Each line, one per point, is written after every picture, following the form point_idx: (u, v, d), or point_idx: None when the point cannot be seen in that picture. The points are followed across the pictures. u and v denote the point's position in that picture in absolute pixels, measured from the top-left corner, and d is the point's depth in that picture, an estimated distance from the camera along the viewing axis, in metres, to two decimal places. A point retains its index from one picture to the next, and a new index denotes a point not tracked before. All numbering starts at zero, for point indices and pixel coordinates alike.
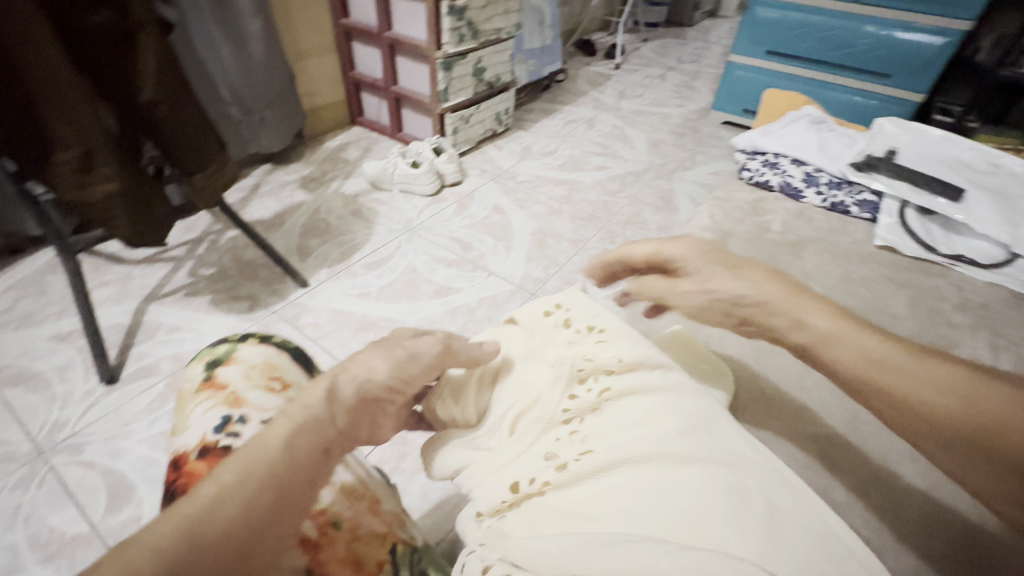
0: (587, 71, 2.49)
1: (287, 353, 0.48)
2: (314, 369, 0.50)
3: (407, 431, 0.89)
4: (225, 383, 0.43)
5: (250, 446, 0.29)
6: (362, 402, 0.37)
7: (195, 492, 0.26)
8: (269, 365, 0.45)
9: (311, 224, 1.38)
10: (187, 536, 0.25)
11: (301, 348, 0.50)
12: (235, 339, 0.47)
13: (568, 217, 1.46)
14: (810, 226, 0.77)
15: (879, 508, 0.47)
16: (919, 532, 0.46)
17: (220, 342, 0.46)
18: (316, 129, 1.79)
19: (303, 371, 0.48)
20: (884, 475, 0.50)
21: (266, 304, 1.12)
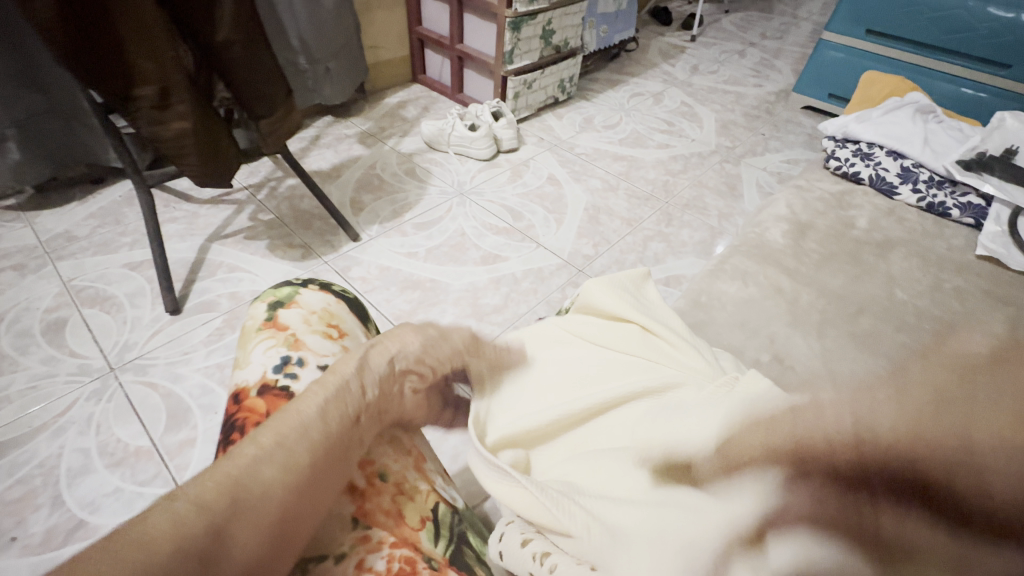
0: (660, 42, 2.35)
1: (346, 303, 0.49)
2: (369, 322, 0.50)
3: None
4: (286, 325, 0.43)
5: (284, 415, 0.31)
6: (394, 374, 0.37)
7: (237, 452, 0.29)
8: (328, 313, 0.46)
9: (365, 180, 1.39)
10: (231, 495, 0.27)
11: (359, 299, 0.51)
12: (297, 283, 0.48)
13: (624, 195, 1.40)
14: (901, 226, 0.69)
15: None
16: None
17: (283, 284, 0.47)
18: (378, 84, 1.79)
19: (359, 323, 0.48)
20: None
21: (318, 254, 1.15)
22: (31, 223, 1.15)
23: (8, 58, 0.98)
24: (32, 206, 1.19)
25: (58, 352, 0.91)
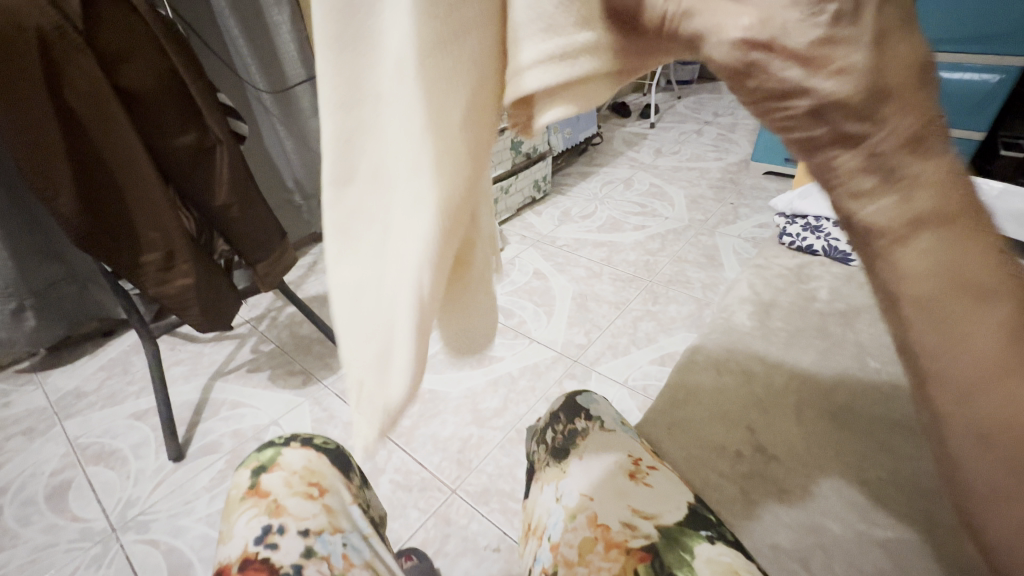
0: (623, 132, 2.57)
1: (326, 457, 0.52)
2: (351, 475, 0.53)
3: (450, 510, 0.88)
4: (268, 490, 0.47)
5: None
6: None
7: None
8: (309, 471, 0.49)
9: None
10: None
11: (338, 451, 0.54)
12: (280, 444, 0.52)
13: (608, 279, 1.46)
14: (862, 291, 0.73)
15: None
16: None
17: (266, 447, 0.51)
18: None
19: (339, 476, 0.51)
20: None
21: (318, 378, 1.18)
22: (43, 384, 1.19)
23: (31, 236, 1.08)
24: (45, 365, 1.24)
25: (60, 519, 0.90)
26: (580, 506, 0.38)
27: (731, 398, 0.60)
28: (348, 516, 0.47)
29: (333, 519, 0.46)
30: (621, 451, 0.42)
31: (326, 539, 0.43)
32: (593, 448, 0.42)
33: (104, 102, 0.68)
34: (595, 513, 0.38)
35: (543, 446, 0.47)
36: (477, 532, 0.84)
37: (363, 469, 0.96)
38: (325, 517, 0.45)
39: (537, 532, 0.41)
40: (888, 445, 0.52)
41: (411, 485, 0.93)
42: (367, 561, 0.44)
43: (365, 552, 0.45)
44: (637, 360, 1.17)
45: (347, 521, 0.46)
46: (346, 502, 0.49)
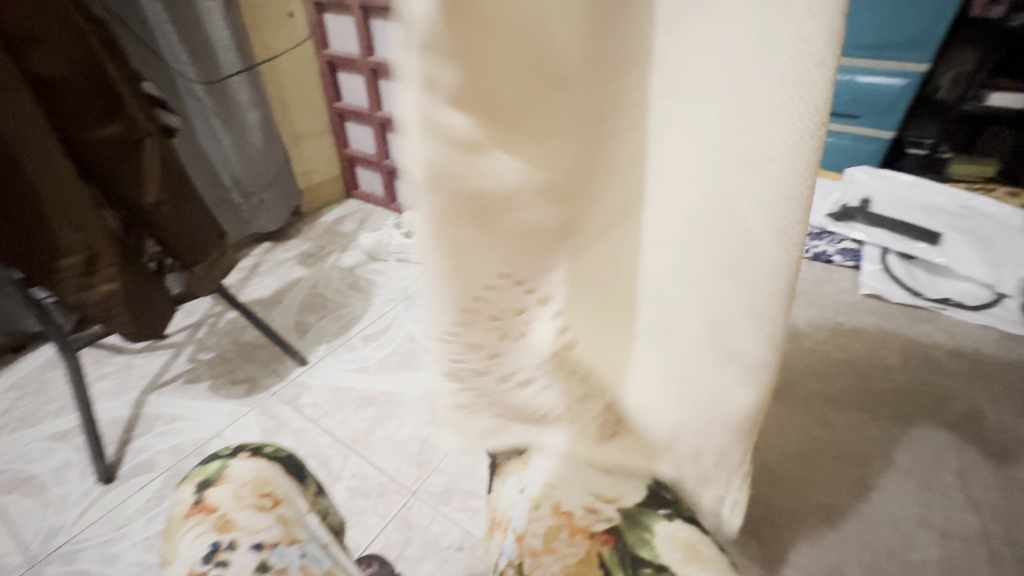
0: None
1: (281, 466, 0.50)
2: (306, 480, 0.51)
3: (410, 513, 0.86)
4: (215, 505, 0.44)
5: None
6: None
7: None
8: (261, 481, 0.47)
9: (310, 300, 1.39)
10: None
11: (290, 456, 0.52)
12: (227, 453, 0.49)
13: None
14: None
15: None
16: None
17: (211, 459, 0.48)
18: (313, 205, 1.86)
19: (292, 483, 0.49)
20: None
21: (265, 386, 1.12)
22: None
23: None
24: None
25: None
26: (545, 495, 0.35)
27: None
28: (305, 526, 0.45)
29: (290, 529, 0.43)
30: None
31: (281, 551, 0.41)
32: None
33: (9, 88, 0.61)
34: (561, 499, 0.35)
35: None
36: (439, 534, 0.83)
37: (317, 478, 0.92)
38: (280, 528, 0.43)
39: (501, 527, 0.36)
40: None
41: (369, 490, 0.90)
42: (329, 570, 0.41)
43: (325, 561, 0.42)
44: None
45: (304, 531, 0.44)
46: (302, 512, 0.46)
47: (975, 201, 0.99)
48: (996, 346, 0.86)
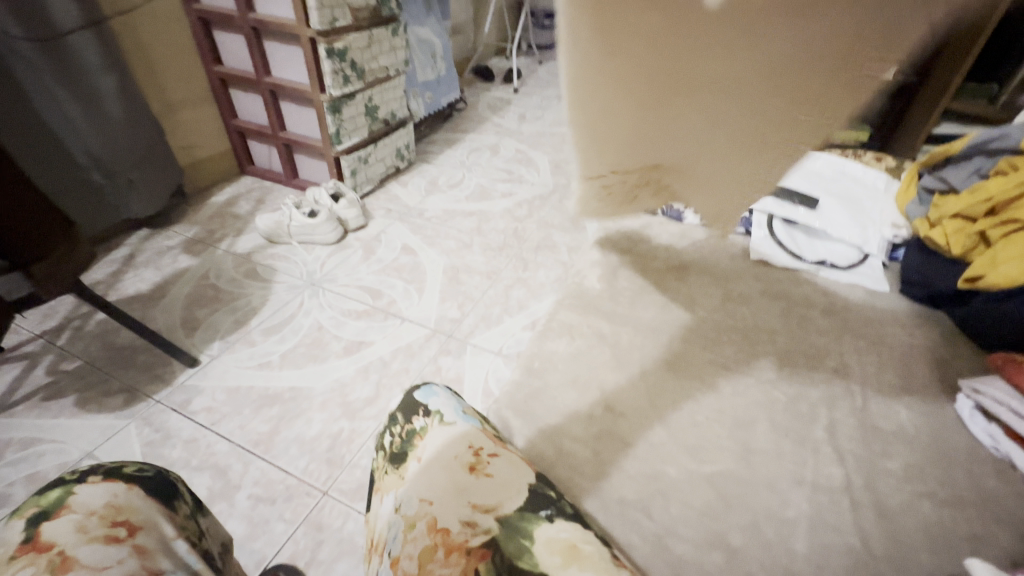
0: (487, 97, 2.52)
1: (142, 487, 0.39)
2: (178, 501, 0.41)
3: (321, 515, 0.81)
4: (51, 543, 0.34)
5: None
6: None
7: None
8: (112, 510, 0.37)
9: (198, 292, 1.24)
10: None
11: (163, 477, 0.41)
12: (71, 478, 0.38)
13: (479, 249, 1.44)
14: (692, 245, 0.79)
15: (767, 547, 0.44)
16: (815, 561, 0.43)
17: (51, 486, 0.37)
18: (200, 183, 1.65)
19: (165, 506, 0.39)
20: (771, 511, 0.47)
21: (147, 394, 0.99)
22: None
23: None
24: None
25: None
26: (420, 512, 0.38)
27: (586, 359, 0.60)
28: (170, 552, 0.37)
29: (147, 560, 0.35)
30: (461, 444, 0.42)
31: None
32: (431, 448, 0.42)
33: None
34: (435, 517, 0.37)
35: (382, 454, 0.46)
36: (353, 533, 0.79)
37: (212, 491, 0.84)
38: (134, 560, 0.35)
39: (379, 548, 0.39)
40: (714, 385, 0.57)
41: (274, 496, 0.84)
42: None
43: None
44: (510, 328, 1.18)
45: (167, 560, 0.37)
46: (168, 536, 0.38)
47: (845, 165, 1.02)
48: None
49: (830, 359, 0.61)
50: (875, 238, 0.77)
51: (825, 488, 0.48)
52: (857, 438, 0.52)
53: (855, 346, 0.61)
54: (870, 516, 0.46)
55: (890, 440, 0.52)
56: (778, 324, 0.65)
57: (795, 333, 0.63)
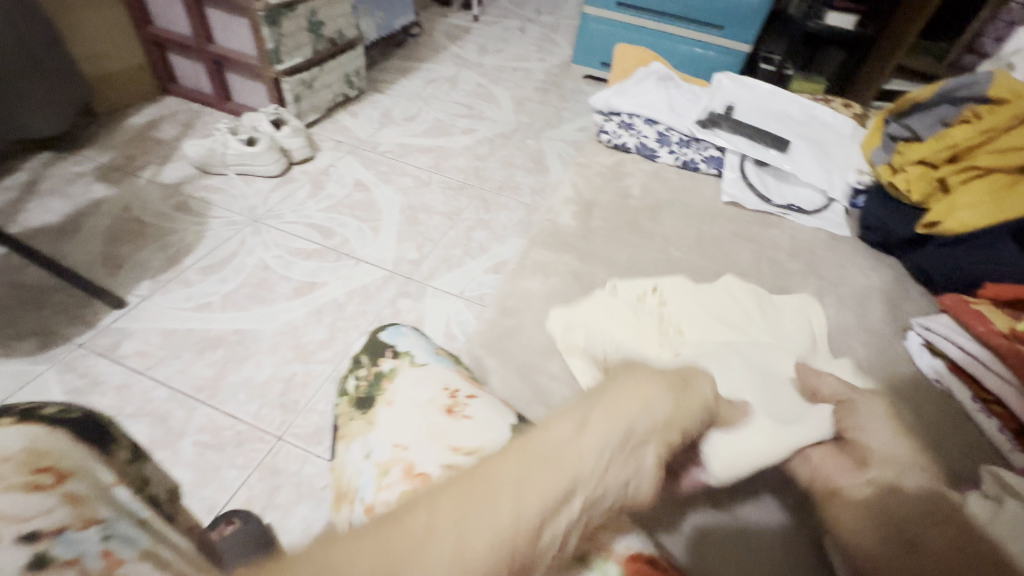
0: (445, 24, 2.32)
1: (71, 435, 0.36)
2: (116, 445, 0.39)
3: (277, 460, 0.78)
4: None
5: None
6: None
7: None
8: (34, 455, 0.33)
9: (119, 226, 1.10)
10: None
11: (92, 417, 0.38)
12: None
13: (438, 188, 1.37)
14: (666, 186, 0.77)
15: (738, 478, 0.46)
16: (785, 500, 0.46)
17: None
18: (113, 102, 1.44)
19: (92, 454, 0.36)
20: None
21: (66, 338, 0.89)
22: None
23: None
24: None
25: None
26: (395, 458, 0.36)
27: (561, 300, 0.57)
28: (108, 500, 0.34)
29: (82, 508, 0.32)
30: (436, 386, 0.40)
31: (70, 537, 0.31)
32: (403, 391, 0.40)
33: None
34: (412, 462, 0.35)
35: (345, 400, 0.42)
36: (312, 476, 0.77)
37: (153, 438, 0.78)
38: (69, 509, 0.32)
39: (348, 496, 0.36)
40: None
41: (223, 443, 0.79)
42: (142, 546, 0.34)
43: (136, 535, 0.34)
44: (470, 270, 1.15)
45: (105, 508, 0.34)
46: (102, 483, 0.35)
47: (818, 111, 0.90)
48: (829, 249, 0.70)
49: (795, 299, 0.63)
50: (840, 183, 0.78)
51: None
52: None
53: (818, 289, 0.63)
54: None
55: None
56: (747, 266, 0.65)
57: (763, 275, 0.65)
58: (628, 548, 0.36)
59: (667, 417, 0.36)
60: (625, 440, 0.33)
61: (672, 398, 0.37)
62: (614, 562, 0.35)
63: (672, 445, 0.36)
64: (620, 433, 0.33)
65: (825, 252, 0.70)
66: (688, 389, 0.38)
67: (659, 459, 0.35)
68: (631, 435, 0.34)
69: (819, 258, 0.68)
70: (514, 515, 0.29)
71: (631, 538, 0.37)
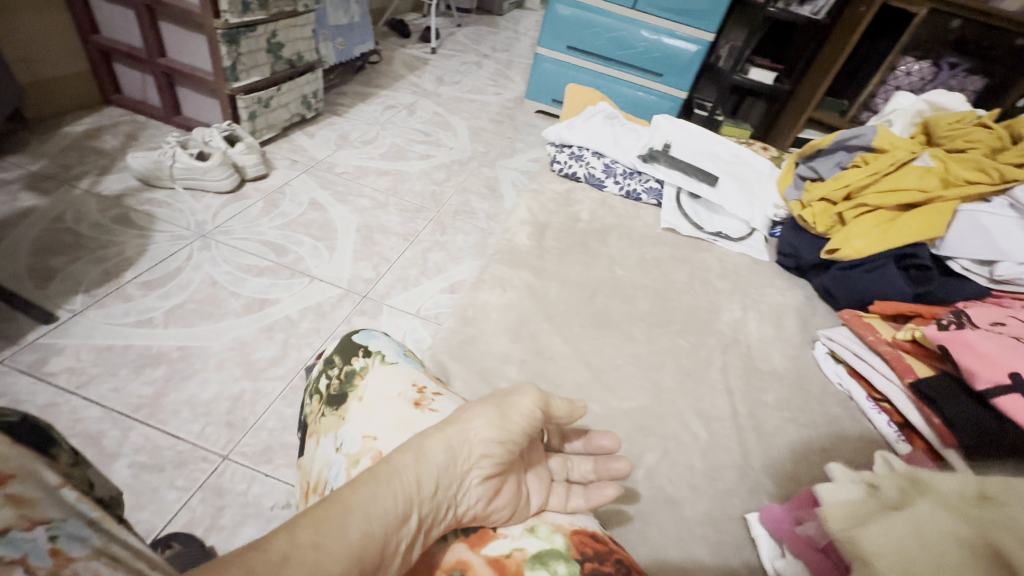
0: (403, 54, 2.39)
1: (8, 431, 0.28)
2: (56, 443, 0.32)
3: (221, 479, 0.75)
4: None
5: None
6: None
7: None
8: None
9: (50, 237, 1.04)
10: None
11: (25, 419, 0.31)
12: None
13: (395, 210, 1.39)
14: (612, 213, 0.84)
15: (672, 474, 0.51)
16: (717, 493, 0.50)
17: None
18: (47, 108, 1.36)
19: (33, 455, 0.29)
20: (678, 440, 0.53)
21: None
22: None
23: None
24: None
25: None
26: (365, 448, 0.37)
27: (517, 311, 0.61)
28: (59, 501, 0.28)
29: (29, 510, 0.26)
30: (404, 382, 0.42)
31: (15, 539, 0.25)
32: (374, 387, 0.42)
33: None
34: (380, 451, 0.37)
35: (316, 398, 0.44)
36: (259, 495, 0.75)
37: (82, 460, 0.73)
38: (9, 510, 0.25)
39: (319, 488, 0.39)
40: (630, 333, 0.63)
41: (162, 463, 0.75)
42: (99, 549, 0.27)
43: (94, 538, 0.28)
44: (426, 290, 1.17)
45: (56, 508, 0.27)
46: (51, 483, 0.28)
47: (742, 152, 1.02)
48: (751, 271, 0.79)
49: (723, 314, 0.70)
50: (761, 215, 0.89)
51: (717, 418, 0.56)
52: (742, 377, 0.61)
53: (742, 306, 0.72)
54: (752, 444, 0.54)
55: (767, 378, 0.62)
56: (683, 285, 0.73)
57: (697, 293, 0.72)
58: (573, 524, 0.39)
59: (495, 436, 0.35)
60: (450, 461, 0.33)
61: (496, 415, 0.36)
62: (560, 533, 0.37)
63: (506, 463, 0.36)
64: (444, 453, 0.33)
65: (749, 274, 0.79)
66: (511, 400, 0.37)
67: (490, 478, 0.35)
68: (458, 455, 0.34)
69: (744, 280, 0.77)
70: (355, 531, 0.27)
71: (576, 517, 0.40)
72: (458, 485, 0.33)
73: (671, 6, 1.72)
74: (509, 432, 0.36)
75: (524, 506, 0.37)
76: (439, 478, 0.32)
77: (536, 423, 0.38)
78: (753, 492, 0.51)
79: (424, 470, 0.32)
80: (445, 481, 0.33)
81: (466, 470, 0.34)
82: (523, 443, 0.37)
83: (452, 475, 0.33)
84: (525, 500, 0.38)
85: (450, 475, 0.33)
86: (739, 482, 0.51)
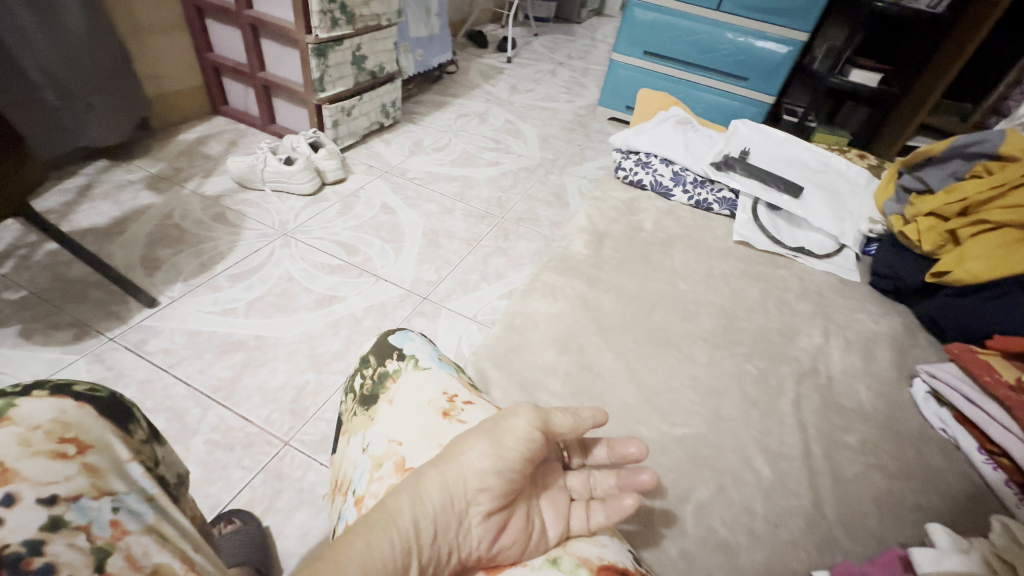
0: (480, 63, 2.45)
1: (101, 408, 0.33)
2: (141, 417, 0.36)
3: (281, 463, 0.80)
4: None
5: None
6: None
7: None
8: (60, 425, 0.30)
9: (160, 232, 1.17)
10: None
11: (119, 395, 0.35)
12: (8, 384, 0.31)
13: (461, 215, 1.41)
14: (678, 223, 0.79)
15: (727, 514, 0.46)
16: (781, 543, 0.44)
17: None
18: (168, 118, 1.55)
19: (115, 429, 0.33)
20: (737, 477, 0.48)
21: (99, 331, 0.93)
22: None
23: None
24: None
25: None
26: (388, 453, 0.37)
27: (566, 322, 0.59)
28: (124, 475, 0.32)
29: (99, 480, 0.31)
30: (435, 389, 0.42)
31: (84, 505, 0.29)
32: (404, 391, 0.42)
33: None
34: (403, 458, 0.37)
35: (351, 396, 0.45)
36: (314, 484, 0.78)
37: (167, 433, 0.80)
38: (83, 478, 0.30)
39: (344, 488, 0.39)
40: (689, 353, 0.58)
41: (232, 443, 0.81)
42: (151, 525, 0.31)
43: (148, 515, 0.32)
44: (485, 295, 1.17)
45: (121, 480, 0.32)
46: (122, 457, 0.33)
47: (832, 160, 0.92)
48: (838, 293, 0.71)
49: (800, 338, 0.63)
50: (852, 230, 0.79)
51: (786, 456, 0.50)
52: (819, 412, 0.54)
53: (823, 330, 0.64)
54: (826, 490, 0.48)
55: (850, 416, 0.54)
56: (755, 304, 0.66)
57: (771, 313, 0.65)
58: (602, 558, 0.36)
59: (489, 468, 0.33)
60: (446, 501, 0.32)
61: (489, 444, 0.34)
62: (585, 568, 0.34)
63: (506, 495, 0.34)
64: (439, 493, 0.32)
65: (834, 296, 0.70)
66: (505, 425, 0.35)
67: (491, 513, 0.34)
68: (454, 493, 0.33)
69: (827, 302, 0.69)
70: None
71: (607, 550, 0.37)
72: (458, 526, 0.32)
73: (760, 6, 1.61)
74: (505, 464, 0.34)
75: (539, 540, 0.36)
76: (437, 520, 0.31)
77: (536, 444, 0.35)
78: (826, 548, 0.44)
79: (420, 515, 0.31)
80: (446, 525, 0.32)
81: (465, 509, 0.33)
82: (524, 470, 0.35)
83: (450, 514, 0.32)
84: (538, 531, 0.36)
85: (447, 514, 0.32)
86: (807, 533, 0.45)
